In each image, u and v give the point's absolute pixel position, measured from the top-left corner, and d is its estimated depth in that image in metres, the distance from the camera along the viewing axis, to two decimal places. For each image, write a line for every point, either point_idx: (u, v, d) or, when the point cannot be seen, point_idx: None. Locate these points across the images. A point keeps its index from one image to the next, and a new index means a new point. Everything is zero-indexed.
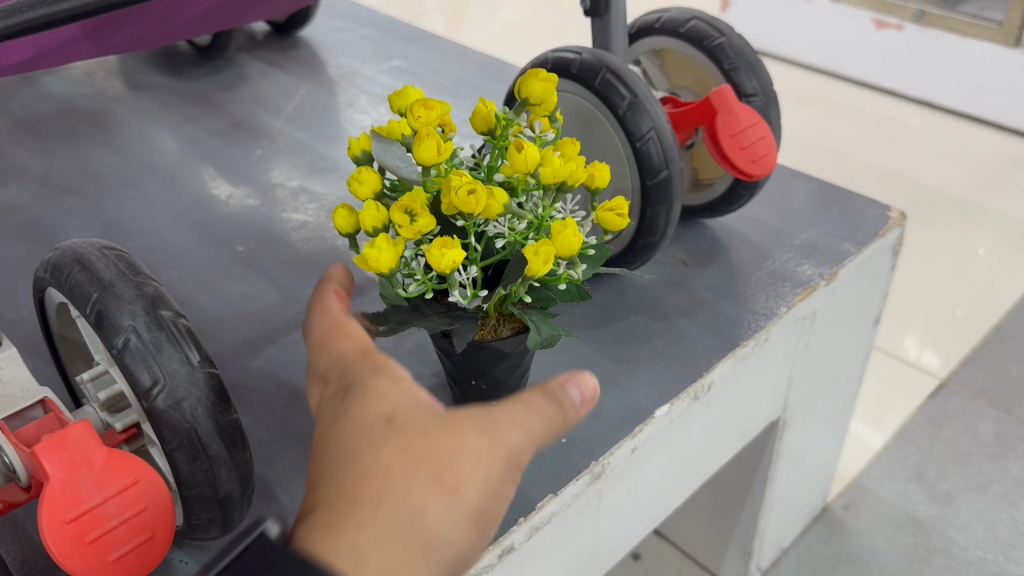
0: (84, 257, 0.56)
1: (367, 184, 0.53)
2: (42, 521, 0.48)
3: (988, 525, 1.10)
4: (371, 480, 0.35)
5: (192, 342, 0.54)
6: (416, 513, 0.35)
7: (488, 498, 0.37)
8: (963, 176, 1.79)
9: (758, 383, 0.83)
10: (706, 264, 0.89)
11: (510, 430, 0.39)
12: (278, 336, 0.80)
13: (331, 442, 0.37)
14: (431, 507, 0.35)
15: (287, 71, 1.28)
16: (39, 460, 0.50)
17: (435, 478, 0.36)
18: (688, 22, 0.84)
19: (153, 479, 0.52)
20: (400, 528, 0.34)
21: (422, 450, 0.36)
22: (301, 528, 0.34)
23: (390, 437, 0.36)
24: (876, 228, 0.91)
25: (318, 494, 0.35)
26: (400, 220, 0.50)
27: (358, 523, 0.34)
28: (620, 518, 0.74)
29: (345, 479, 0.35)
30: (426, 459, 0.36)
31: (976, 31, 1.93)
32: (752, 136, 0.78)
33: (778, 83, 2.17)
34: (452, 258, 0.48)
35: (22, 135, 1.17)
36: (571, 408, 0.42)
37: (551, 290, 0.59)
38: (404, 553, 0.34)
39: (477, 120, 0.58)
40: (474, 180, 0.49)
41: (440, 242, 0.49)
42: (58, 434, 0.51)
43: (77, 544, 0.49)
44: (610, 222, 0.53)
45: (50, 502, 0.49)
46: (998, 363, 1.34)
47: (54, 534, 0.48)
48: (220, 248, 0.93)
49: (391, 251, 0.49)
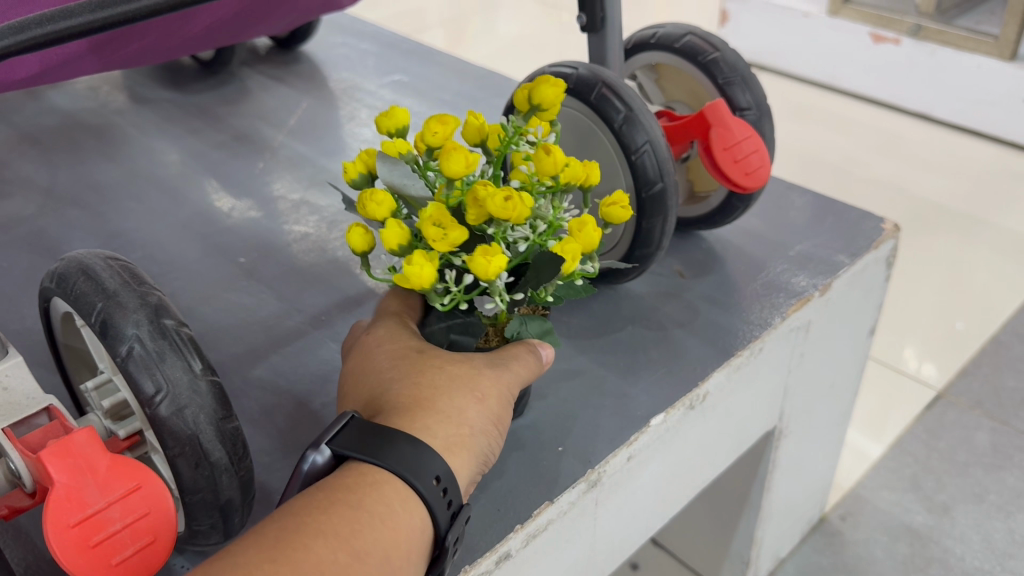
0: (89, 267, 0.57)
1: (382, 206, 0.53)
2: (47, 525, 0.49)
3: (984, 535, 1.11)
4: (425, 388, 0.53)
5: (194, 350, 0.55)
6: (460, 406, 0.52)
7: (504, 405, 0.54)
8: (958, 188, 1.81)
9: (754, 392, 0.84)
10: (702, 275, 0.90)
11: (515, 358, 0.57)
12: (279, 346, 0.81)
13: (383, 371, 0.55)
14: (468, 405, 0.52)
15: (289, 85, 1.30)
16: (45, 466, 0.50)
17: (468, 387, 0.53)
18: (684, 37, 0.86)
19: (158, 484, 0.52)
20: (452, 418, 0.52)
21: (456, 372, 0.54)
22: (386, 417, 0.51)
23: (430, 363, 0.54)
24: (870, 240, 0.92)
25: (390, 399, 0.53)
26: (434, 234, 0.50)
27: (426, 410, 0.51)
28: (616, 527, 0.75)
29: (406, 390, 0.53)
30: (459, 375, 0.54)
31: (973, 46, 1.94)
32: (746, 149, 0.79)
33: (776, 97, 2.19)
34: (496, 264, 0.49)
35: (27, 147, 1.18)
36: (550, 357, 0.59)
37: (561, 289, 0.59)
38: (456, 429, 0.51)
39: (469, 132, 0.59)
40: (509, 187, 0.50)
41: (480, 251, 0.50)
42: (62, 440, 0.52)
43: (82, 547, 0.50)
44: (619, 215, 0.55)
45: (56, 507, 0.50)
46: (995, 374, 1.35)
47: (58, 537, 0.49)
48: (222, 260, 0.94)
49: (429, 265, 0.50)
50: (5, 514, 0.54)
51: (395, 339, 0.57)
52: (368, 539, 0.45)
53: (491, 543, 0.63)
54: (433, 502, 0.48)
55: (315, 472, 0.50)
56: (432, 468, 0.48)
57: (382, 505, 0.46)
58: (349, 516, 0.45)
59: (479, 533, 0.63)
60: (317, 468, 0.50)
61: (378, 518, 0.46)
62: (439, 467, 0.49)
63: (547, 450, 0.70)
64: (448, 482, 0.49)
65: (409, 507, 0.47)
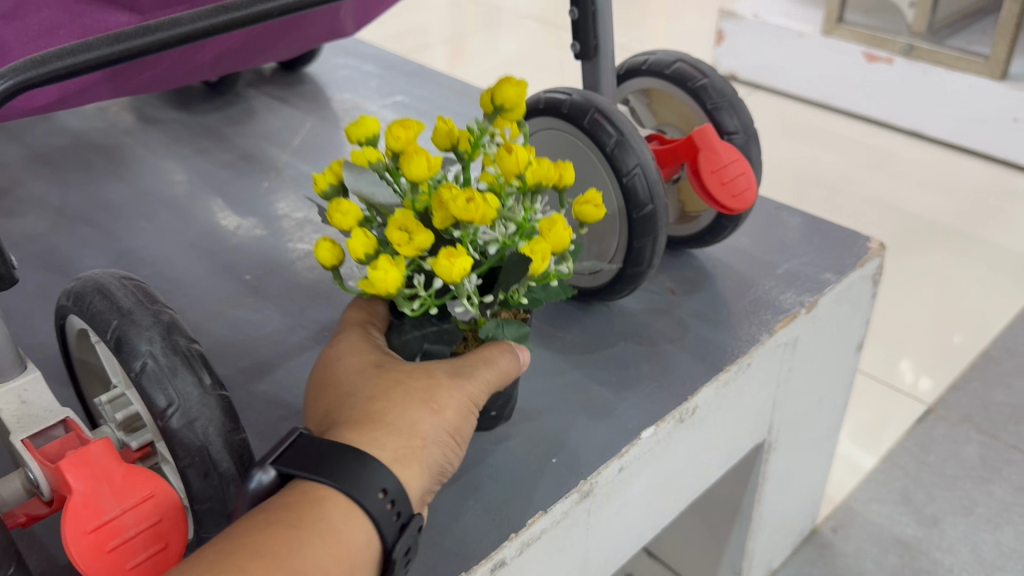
0: (105, 286, 0.60)
1: (349, 215, 0.54)
2: (65, 531, 0.52)
3: (973, 547, 1.13)
4: (378, 402, 0.54)
5: (205, 365, 0.57)
6: (412, 418, 0.54)
7: (462, 417, 0.55)
8: (950, 205, 1.84)
9: (743, 405, 0.87)
10: (693, 292, 0.93)
11: (478, 366, 0.58)
12: (283, 361, 0.84)
13: (342, 384, 0.57)
14: (421, 418, 0.54)
15: (293, 106, 1.33)
16: (63, 475, 0.53)
17: (422, 399, 0.55)
18: (674, 64, 0.89)
19: (169, 492, 0.55)
20: (402, 433, 0.53)
21: (411, 385, 0.55)
22: (338, 433, 0.53)
23: (385, 378, 0.56)
24: (856, 259, 0.95)
25: (346, 413, 0.55)
26: (399, 239, 0.53)
27: (377, 424, 0.53)
28: (609, 537, 0.78)
29: (360, 405, 0.54)
30: (414, 389, 0.55)
31: (965, 65, 1.98)
32: (732, 172, 0.82)
33: (772, 115, 2.23)
34: (461, 264, 0.51)
35: (39, 167, 1.21)
36: (526, 360, 0.60)
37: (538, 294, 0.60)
38: (407, 442, 0.53)
39: (439, 138, 0.62)
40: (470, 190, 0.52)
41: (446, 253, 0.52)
42: (79, 450, 0.55)
43: (98, 552, 0.53)
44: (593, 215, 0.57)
45: (73, 513, 0.52)
46: (984, 389, 1.37)
47: (76, 542, 0.52)
48: (229, 277, 0.97)
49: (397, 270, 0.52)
50: (22, 522, 0.56)
51: (356, 352, 0.58)
52: (309, 559, 0.45)
53: (486, 551, 0.65)
54: (380, 517, 0.49)
55: (261, 491, 0.51)
56: (378, 482, 0.49)
57: (325, 523, 0.47)
58: (290, 537, 0.46)
59: (475, 542, 0.66)
60: (262, 487, 0.50)
61: (321, 535, 0.46)
62: (386, 480, 0.50)
63: (540, 461, 0.73)
64: (397, 495, 0.50)
65: (354, 522, 0.48)
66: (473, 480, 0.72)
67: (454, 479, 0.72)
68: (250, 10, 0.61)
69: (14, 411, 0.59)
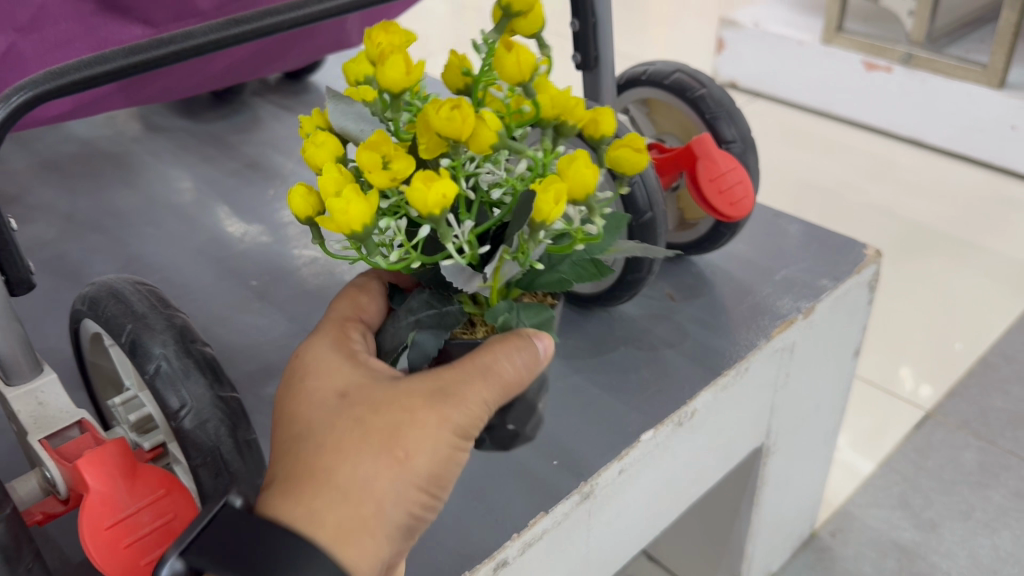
0: (119, 291, 0.62)
1: (323, 148, 0.45)
2: (83, 527, 0.56)
3: (970, 551, 1.15)
4: (330, 457, 0.50)
5: (215, 369, 0.59)
6: (366, 478, 0.49)
7: (435, 463, 0.50)
8: (949, 212, 1.85)
9: (741, 409, 0.88)
10: (692, 298, 0.95)
11: (468, 391, 0.50)
12: (290, 364, 0.86)
13: (307, 420, 0.53)
14: (377, 477, 0.49)
15: (299, 114, 1.35)
16: (80, 473, 0.57)
17: (383, 451, 0.50)
18: (672, 75, 0.91)
19: (181, 491, 0.59)
20: (355, 494, 0.49)
21: (372, 428, 0.50)
22: (279, 501, 0.50)
23: (347, 418, 0.51)
24: (853, 265, 0.97)
25: (298, 465, 0.51)
26: (369, 162, 0.44)
27: (322, 490, 0.49)
28: (610, 538, 0.79)
29: (311, 457, 0.51)
30: (376, 435, 0.50)
31: (962, 73, 2.00)
32: (730, 180, 0.84)
33: (772, 124, 2.25)
34: (440, 191, 0.42)
35: (48, 174, 1.23)
36: (548, 350, 0.52)
37: (564, 270, 0.53)
38: (356, 509, 0.49)
39: (448, 74, 0.52)
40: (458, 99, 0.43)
41: (421, 177, 0.42)
42: (95, 450, 0.58)
43: (114, 548, 0.57)
44: (630, 160, 0.49)
45: (91, 511, 0.57)
46: (982, 394, 1.38)
47: (94, 538, 0.56)
48: (236, 283, 0.99)
49: (362, 202, 0.42)
50: (40, 519, 0.60)
51: (327, 375, 0.54)
52: None
53: (489, 551, 0.67)
54: None
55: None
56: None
57: None
58: None
59: (479, 543, 0.68)
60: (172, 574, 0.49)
61: None
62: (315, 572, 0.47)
63: (543, 463, 0.75)
64: None
65: None
66: (476, 482, 0.73)
67: (458, 480, 0.74)
68: (260, 23, 0.63)
69: (31, 412, 0.62)
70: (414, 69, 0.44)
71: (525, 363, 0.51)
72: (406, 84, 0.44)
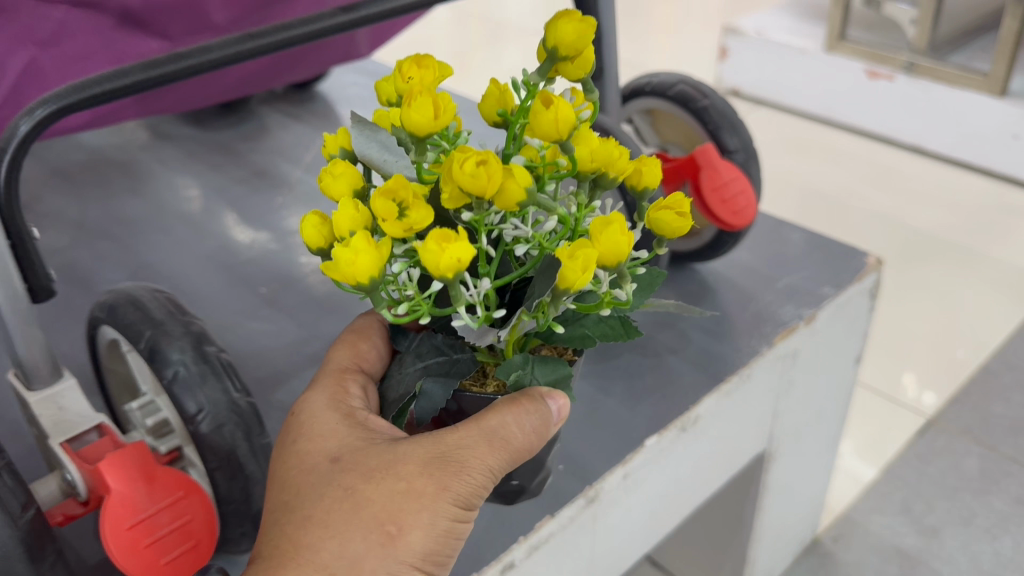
0: (137, 298, 0.64)
1: (341, 179, 0.45)
2: (105, 526, 0.58)
3: (971, 557, 1.16)
4: (317, 531, 0.47)
5: (231, 374, 0.62)
6: (355, 556, 0.46)
7: (429, 539, 0.47)
8: (952, 220, 1.87)
9: (744, 414, 0.89)
10: (695, 305, 0.96)
11: (472, 459, 0.49)
12: (299, 369, 0.87)
13: (293, 487, 0.50)
14: (366, 554, 0.46)
15: (306, 123, 1.36)
16: (102, 475, 0.60)
17: (375, 526, 0.47)
18: (676, 85, 0.92)
19: (200, 493, 0.61)
20: (344, 573, 0.46)
21: (365, 499, 0.47)
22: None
23: (336, 487, 0.48)
24: (854, 274, 0.98)
25: (280, 539, 0.48)
26: (383, 211, 0.41)
27: (305, 566, 0.46)
28: (614, 542, 0.80)
29: (296, 529, 0.48)
30: (368, 508, 0.47)
31: (964, 82, 2.00)
32: (733, 189, 0.85)
33: (774, 131, 2.26)
34: (453, 254, 0.39)
35: (58, 182, 1.25)
36: (562, 408, 0.51)
37: (586, 326, 0.52)
38: None
39: (487, 104, 0.50)
40: (486, 152, 0.41)
41: (437, 235, 0.40)
42: (116, 453, 0.61)
43: (134, 547, 0.59)
44: (670, 225, 0.45)
45: (113, 511, 0.59)
46: (983, 401, 1.40)
47: (115, 537, 0.58)
48: (245, 290, 1.00)
49: (371, 252, 0.40)
50: (60, 520, 0.63)
51: (320, 440, 0.51)
52: None
53: (496, 554, 0.68)
54: None
55: None
56: None
57: None
58: None
59: (486, 546, 0.69)
60: None
61: None
62: None
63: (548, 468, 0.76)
64: None
65: None
66: None
67: None
68: (273, 38, 0.66)
69: (51, 417, 0.66)
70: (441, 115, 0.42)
71: (534, 427, 0.50)
72: (433, 128, 0.43)
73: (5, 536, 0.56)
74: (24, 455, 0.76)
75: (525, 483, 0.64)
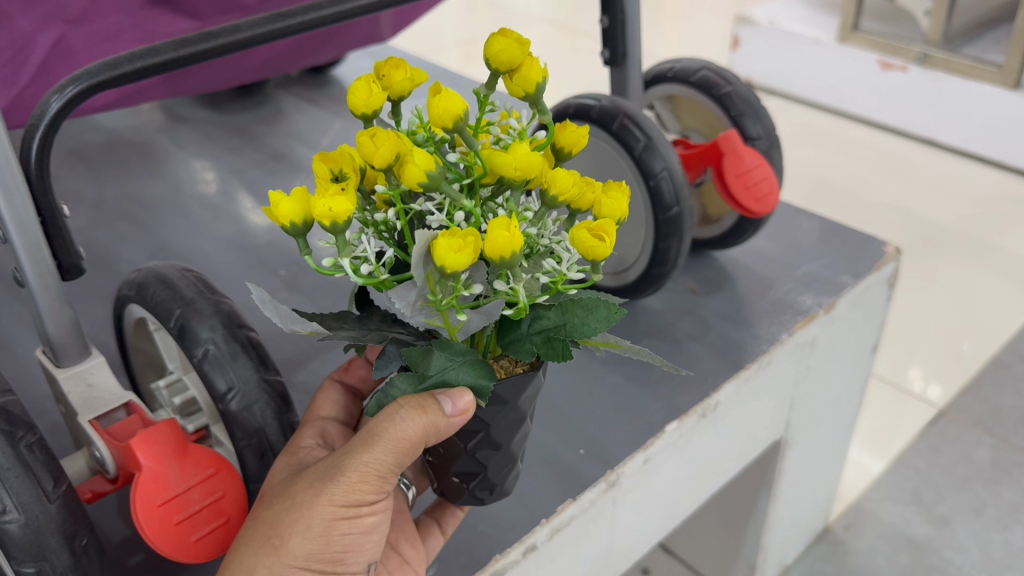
0: (167, 277, 0.68)
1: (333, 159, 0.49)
2: (137, 503, 0.62)
3: (982, 546, 1.16)
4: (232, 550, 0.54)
5: (258, 352, 0.66)
6: (249, 566, 0.52)
7: (313, 545, 0.52)
8: (965, 211, 1.86)
9: (764, 399, 0.90)
10: (714, 292, 0.96)
11: (354, 461, 0.51)
12: (321, 352, 0.88)
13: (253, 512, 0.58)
14: (258, 564, 0.52)
15: (322, 107, 1.35)
16: (135, 451, 0.63)
17: (266, 543, 0.52)
18: (699, 71, 0.92)
19: (229, 471, 0.64)
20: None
21: (267, 518, 0.53)
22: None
23: (260, 510, 0.55)
24: (872, 263, 0.97)
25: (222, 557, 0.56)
26: (321, 173, 0.46)
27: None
28: (632, 528, 0.80)
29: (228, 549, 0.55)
30: (268, 526, 0.53)
31: (977, 73, 1.99)
32: (756, 176, 0.86)
33: (787, 121, 2.25)
34: (339, 206, 0.42)
35: (74, 162, 1.25)
36: (459, 410, 0.50)
37: (534, 340, 0.49)
38: None
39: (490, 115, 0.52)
40: (379, 131, 0.44)
41: (331, 191, 0.43)
42: (149, 430, 0.64)
43: (167, 524, 0.62)
44: (588, 245, 0.42)
45: (144, 488, 0.62)
46: (995, 393, 1.39)
47: (147, 513, 0.62)
48: (264, 272, 1.00)
49: (295, 202, 0.44)
50: (89, 497, 0.66)
51: (276, 472, 0.59)
52: None
53: (518, 536, 0.69)
54: None
55: None
56: None
57: None
58: None
59: (509, 527, 0.70)
60: None
61: None
62: None
63: (570, 452, 0.77)
64: None
65: None
66: None
67: None
68: (303, 18, 0.66)
69: (80, 394, 0.69)
70: (376, 96, 0.46)
71: (411, 413, 0.50)
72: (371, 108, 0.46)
73: (37, 513, 0.58)
74: (47, 435, 0.77)
75: (499, 479, 0.61)
